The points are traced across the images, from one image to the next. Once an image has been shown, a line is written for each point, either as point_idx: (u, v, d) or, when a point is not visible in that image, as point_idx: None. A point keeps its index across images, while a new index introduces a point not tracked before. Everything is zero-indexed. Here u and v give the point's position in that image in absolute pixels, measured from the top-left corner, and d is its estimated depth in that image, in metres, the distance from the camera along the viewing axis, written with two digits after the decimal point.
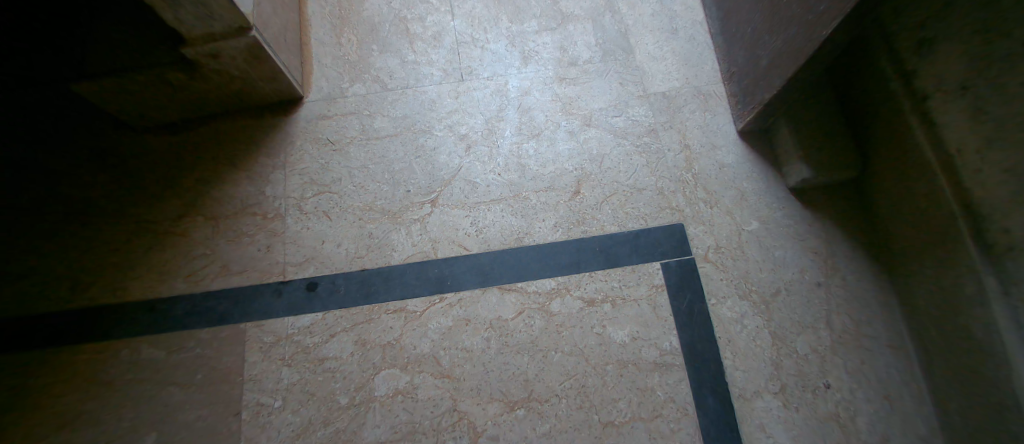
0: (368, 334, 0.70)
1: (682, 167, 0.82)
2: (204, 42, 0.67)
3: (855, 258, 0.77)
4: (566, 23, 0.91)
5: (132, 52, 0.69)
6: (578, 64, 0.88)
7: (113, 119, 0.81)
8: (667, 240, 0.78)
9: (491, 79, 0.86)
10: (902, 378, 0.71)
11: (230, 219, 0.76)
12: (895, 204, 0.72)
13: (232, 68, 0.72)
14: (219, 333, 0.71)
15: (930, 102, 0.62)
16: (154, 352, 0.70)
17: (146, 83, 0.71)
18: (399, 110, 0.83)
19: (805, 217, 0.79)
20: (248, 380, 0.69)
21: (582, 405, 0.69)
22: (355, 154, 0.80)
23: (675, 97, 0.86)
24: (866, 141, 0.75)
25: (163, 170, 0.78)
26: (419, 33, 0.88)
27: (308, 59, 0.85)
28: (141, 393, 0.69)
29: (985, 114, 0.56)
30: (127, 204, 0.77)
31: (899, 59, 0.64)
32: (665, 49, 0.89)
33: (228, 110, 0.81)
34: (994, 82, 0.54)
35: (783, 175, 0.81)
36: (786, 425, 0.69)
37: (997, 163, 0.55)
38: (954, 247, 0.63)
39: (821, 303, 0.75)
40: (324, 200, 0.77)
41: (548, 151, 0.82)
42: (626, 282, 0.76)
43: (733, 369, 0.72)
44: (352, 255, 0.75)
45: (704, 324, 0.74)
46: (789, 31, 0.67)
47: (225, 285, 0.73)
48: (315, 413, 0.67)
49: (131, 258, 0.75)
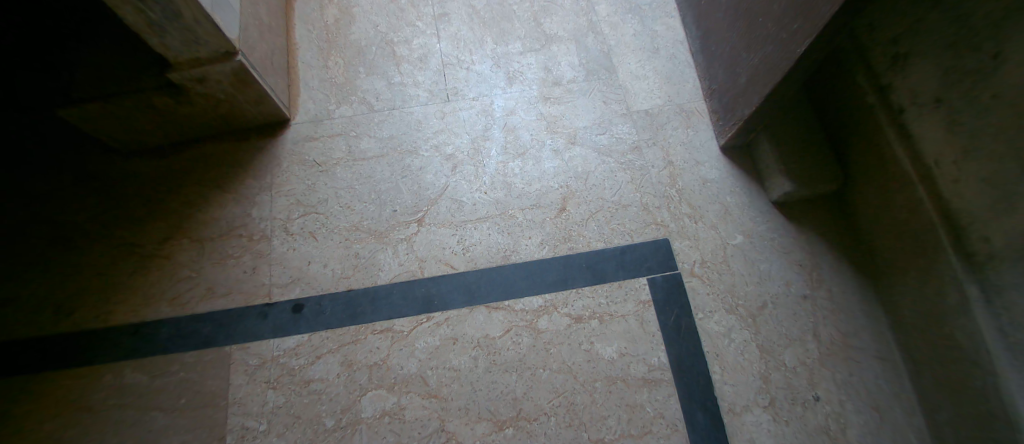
0: (355, 355, 0.70)
1: (667, 183, 0.83)
2: (190, 67, 0.68)
3: (839, 270, 0.78)
4: (549, 44, 0.93)
5: (119, 78, 0.71)
6: (562, 83, 0.90)
7: (101, 143, 0.81)
8: (652, 255, 0.79)
9: (476, 99, 0.87)
10: (890, 389, 0.72)
11: (216, 241, 0.76)
12: (877, 216, 0.73)
13: (219, 92, 0.73)
14: (204, 356, 0.70)
15: (906, 115, 0.63)
16: (138, 377, 0.70)
17: (132, 107, 0.72)
18: (385, 131, 0.84)
19: (788, 230, 0.80)
20: (233, 404, 0.68)
21: (571, 423, 0.69)
22: (342, 175, 0.81)
23: (657, 114, 0.88)
24: (845, 155, 0.76)
25: (149, 193, 0.79)
26: (405, 56, 0.90)
27: (295, 82, 0.87)
28: (123, 419, 0.68)
29: (959, 126, 0.57)
30: (113, 227, 0.77)
31: (873, 74, 0.66)
32: (647, 68, 0.91)
33: (216, 133, 0.82)
34: (965, 94, 0.55)
35: (767, 189, 0.82)
36: (776, 440, 0.69)
37: (974, 172, 0.57)
38: (935, 256, 0.63)
39: (807, 316, 0.76)
40: (311, 221, 0.78)
41: (533, 169, 0.83)
42: (613, 298, 0.76)
43: (722, 383, 0.72)
44: (339, 275, 0.75)
45: (691, 338, 0.74)
46: (766, 49, 0.69)
47: (210, 307, 0.73)
48: (301, 436, 0.66)
49: (116, 282, 0.75)
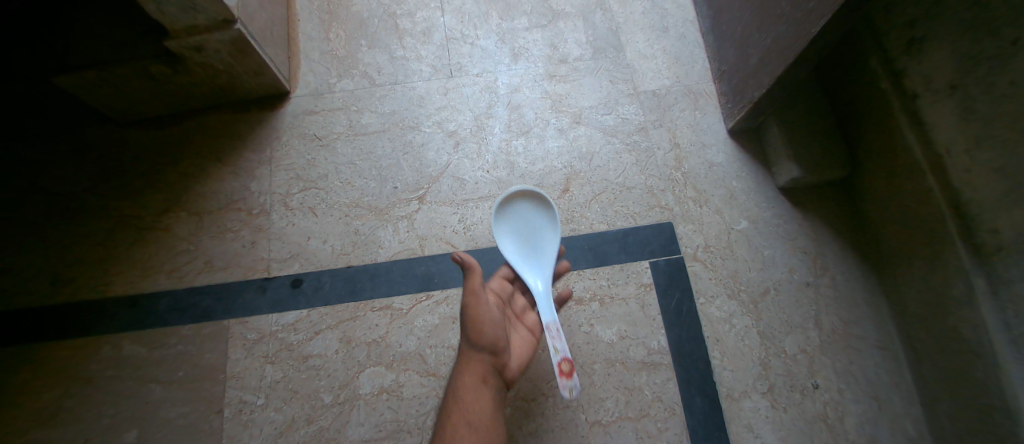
0: (353, 332, 0.70)
1: (672, 166, 0.82)
2: (187, 35, 0.66)
3: (845, 258, 0.77)
4: (556, 20, 0.90)
5: (112, 44, 0.69)
6: (568, 61, 0.87)
7: (97, 113, 0.80)
8: (655, 238, 0.78)
9: (480, 76, 0.85)
10: (891, 378, 0.71)
11: (214, 214, 0.75)
12: (885, 204, 0.72)
13: (216, 61, 0.71)
14: (202, 329, 0.70)
15: (919, 101, 0.61)
16: (135, 348, 0.69)
17: (128, 76, 0.70)
18: (387, 106, 0.82)
19: (794, 216, 0.79)
20: (231, 377, 0.68)
21: (569, 404, 0.69)
22: (342, 150, 0.79)
23: (665, 96, 0.86)
24: (854, 141, 0.74)
25: (147, 165, 0.77)
26: (408, 29, 0.88)
27: (295, 54, 0.84)
28: (121, 390, 0.67)
29: (974, 113, 0.55)
30: (109, 199, 0.76)
31: (887, 59, 0.64)
32: (656, 47, 0.89)
33: (213, 104, 0.80)
34: (982, 81, 0.53)
35: (774, 175, 0.80)
36: (774, 425, 0.69)
37: (986, 162, 0.55)
38: (943, 246, 0.62)
39: (810, 303, 0.75)
40: (310, 196, 0.76)
41: (537, 148, 0.81)
42: (614, 280, 0.75)
43: (722, 369, 0.72)
44: (338, 252, 0.74)
45: (692, 323, 0.74)
46: (780, 29, 0.67)
47: (209, 281, 0.73)
48: (299, 410, 0.66)
49: (112, 254, 0.74)
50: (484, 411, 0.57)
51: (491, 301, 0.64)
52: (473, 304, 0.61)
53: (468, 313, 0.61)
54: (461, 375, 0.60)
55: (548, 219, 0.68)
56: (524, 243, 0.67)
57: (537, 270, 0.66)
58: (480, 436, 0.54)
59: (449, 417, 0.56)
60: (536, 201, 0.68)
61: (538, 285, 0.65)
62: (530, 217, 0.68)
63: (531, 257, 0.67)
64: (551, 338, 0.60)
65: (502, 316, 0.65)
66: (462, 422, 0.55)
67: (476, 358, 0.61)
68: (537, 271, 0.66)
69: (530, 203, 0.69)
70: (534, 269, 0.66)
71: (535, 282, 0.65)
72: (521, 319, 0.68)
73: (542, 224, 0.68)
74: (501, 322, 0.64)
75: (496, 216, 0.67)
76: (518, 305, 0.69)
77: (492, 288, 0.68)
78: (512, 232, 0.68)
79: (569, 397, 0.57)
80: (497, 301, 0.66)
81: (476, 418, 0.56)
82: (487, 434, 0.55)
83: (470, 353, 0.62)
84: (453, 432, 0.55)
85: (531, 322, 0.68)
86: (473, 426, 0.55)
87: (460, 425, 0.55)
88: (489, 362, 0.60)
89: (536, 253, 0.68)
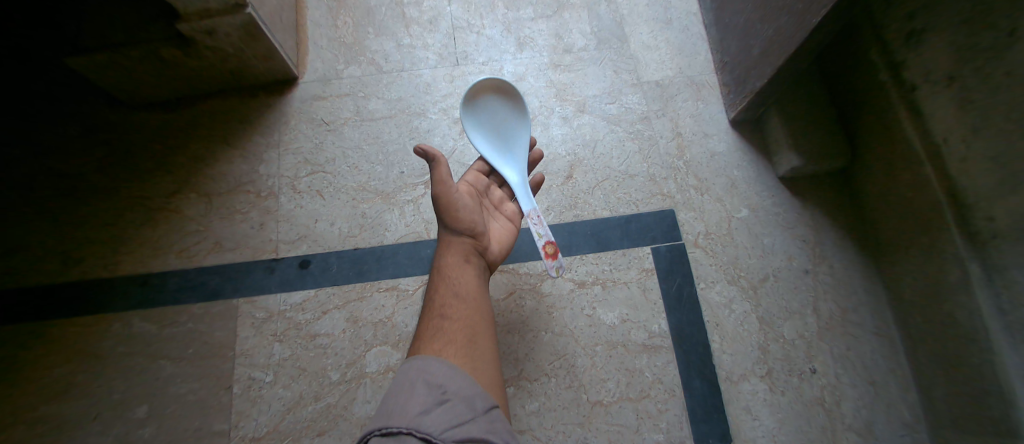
0: (360, 312, 0.71)
1: (674, 154, 0.83)
2: (200, 18, 0.67)
3: (843, 246, 0.78)
4: (561, 10, 0.92)
5: (126, 28, 0.70)
6: (573, 51, 0.89)
7: (109, 96, 0.81)
8: (657, 225, 0.79)
9: (486, 64, 0.86)
10: (887, 363, 0.72)
11: (223, 197, 0.77)
12: (883, 192, 0.73)
13: (227, 45, 0.73)
14: (211, 308, 0.71)
15: (918, 92, 0.62)
16: (146, 326, 0.71)
17: (141, 59, 0.71)
18: (394, 93, 0.84)
19: (794, 205, 0.81)
20: (239, 355, 0.69)
21: (571, 385, 0.70)
22: (350, 135, 0.80)
23: (668, 86, 0.87)
24: (853, 131, 0.76)
25: (158, 147, 0.79)
26: (415, 18, 0.89)
27: (304, 41, 0.86)
28: (131, 367, 0.69)
29: (970, 104, 0.56)
30: (120, 180, 0.77)
31: (887, 51, 0.65)
32: (659, 38, 0.90)
33: (223, 89, 0.82)
34: (978, 72, 0.54)
35: (775, 164, 0.82)
36: (772, 408, 0.70)
37: (981, 152, 0.56)
38: (939, 234, 0.63)
39: (808, 289, 0.76)
40: (318, 180, 0.78)
41: (542, 135, 0.83)
42: (616, 265, 0.77)
43: (721, 352, 0.73)
44: (345, 234, 0.75)
45: (693, 308, 0.75)
46: (780, 19, 0.68)
47: (218, 261, 0.74)
48: (306, 388, 0.67)
49: (123, 234, 0.75)
50: (471, 288, 0.56)
51: (465, 190, 0.61)
52: (446, 193, 0.58)
53: (441, 200, 0.58)
54: (442, 258, 0.59)
55: (514, 112, 0.69)
56: (494, 136, 0.68)
57: (511, 162, 0.67)
58: (469, 310, 0.55)
59: (435, 295, 0.56)
60: (500, 94, 0.69)
61: (512, 175, 0.66)
62: (497, 112, 0.69)
63: (503, 151, 0.68)
64: (534, 224, 0.62)
65: (478, 203, 0.63)
66: (449, 298, 0.55)
67: (456, 242, 0.59)
68: (511, 163, 0.67)
69: (496, 97, 0.69)
70: (507, 162, 0.67)
71: (510, 172, 0.66)
72: (499, 208, 0.66)
73: (509, 118, 0.69)
74: (478, 208, 0.62)
75: (464, 109, 0.67)
76: (494, 195, 0.67)
77: (467, 180, 0.65)
78: (480, 126, 0.68)
79: (554, 274, 0.61)
80: (472, 190, 0.63)
81: (463, 294, 0.56)
82: (477, 308, 0.55)
83: (449, 237, 0.60)
84: (441, 308, 0.54)
85: (510, 211, 0.66)
86: (461, 301, 0.55)
87: (448, 301, 0.55)
88: (470, 244, 0.59)
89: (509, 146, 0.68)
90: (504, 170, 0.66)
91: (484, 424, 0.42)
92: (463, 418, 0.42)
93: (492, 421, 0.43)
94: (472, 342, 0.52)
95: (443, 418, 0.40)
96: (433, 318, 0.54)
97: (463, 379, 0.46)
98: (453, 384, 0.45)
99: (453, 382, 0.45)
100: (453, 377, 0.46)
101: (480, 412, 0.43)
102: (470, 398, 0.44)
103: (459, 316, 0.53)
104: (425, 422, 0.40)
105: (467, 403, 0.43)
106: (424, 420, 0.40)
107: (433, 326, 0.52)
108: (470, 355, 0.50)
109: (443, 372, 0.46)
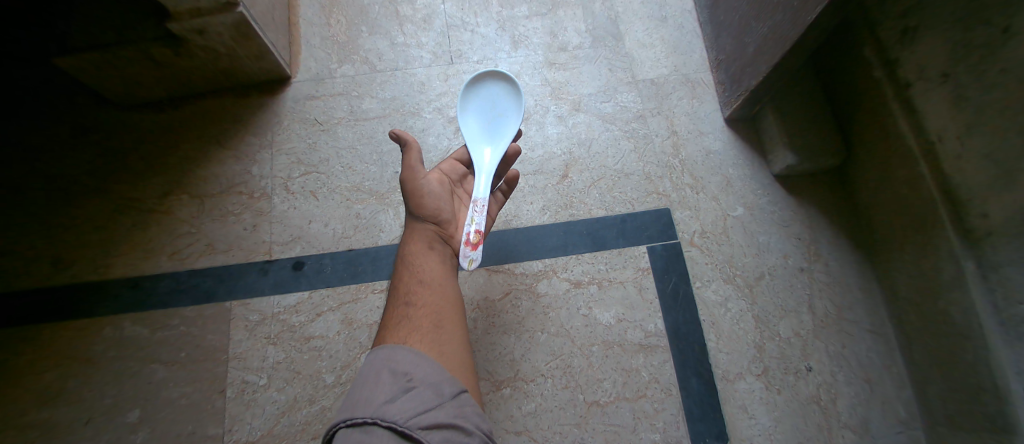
0: (355, 313, 0.70)
1: (670, 153, 0.83)
2: (190, 18, 0.66)
3: (838, 244, 0.79)
4: (556, 9, 0.91)
5: (114, 27, 0.69)
6: (568, 49, 0.88)
7: (99, 96, 0.80)
8: (653, 224, 0.79)
9: (480, 63, 0.86)
10: (882, 361, 0.73)
11: (216, 198, 0.76)
12: (877, 191, 0.73)
13: (218, 45, 0.72)
14: (204, 311, 0.71)
15: (912, 90, 0.62)
16: (137, 330, 0.70)
17: (130, 59, 0.70)
18: (388, 92, 0.83)
19: (789, 203, 0.81)
20: (233, 358, 0.68)
21: (568, 385, 0.70)
22: (343, 135, 0.80)
23: (663, 84, 0.87)
24: (848, 128, 0.75)
25: (148, 148, 0.78)
26: (409, 16, 0.88)
27: (296, 40, 0.85)
28: (123, 370, 0.68)
29: (965, 101, 0.56)
30: (110, 181, 0.76)
31: (881, 48, 0.64)
32: (654, 36, 0.90)
33: (215, 88, 0.81)
34: (973, 69, 0.54)
35: (770, 162, 0.82)
36: (768, 406, 0.70)
37: (975, 149, 0.56)
38: (935, 232, 0.63)
39: (804, 287, 0.76)
40: (311, 181, 0.77)
41: (537, 134, 0.83)
42: (612, 264, 0.76)
43: (717, 351, 0.73)
44: (340, 235, 0.75)
45: (689, 307, 0.75)
46: (775, 18, 0.67)
47: (210, 263, 0.73)
48: (300, 391, 0.67)
49: (114, 236, 0.74)
50: (436, 274, 0.56)
51: (434, 176, 0.61)
52: (413, 178, 0.59)
53: (407, 185, 0.59)
54: (407, 246, 0.58)
55: (516, 106, 0.68)
56: (487, 125, 0.68)
57: (490, 149, 0.65)
58: (435, 296, 0.54)
59: (400, 284, 0.55)
60: (509, 87, 0.69)
61: (487, 161, 0.64)
62: (501, 105, 0.69)
63: (489, 139, 0.66)
64: (475, 210, 0.59)
65: (450, 191, 0.62)
66: (414, 286, 0.54)
67: (421, 229, 0.59)
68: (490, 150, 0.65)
69: (504, 90, 0.69)
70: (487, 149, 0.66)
71: (487, 158, 0.64)
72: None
73: (509, 112, 0.68)
74: (448, 195, 0.61)
75: (467, 90, 0.69)
76: (467, 183, 0.65)
77: (441, 167, 0.64)
78: (479, 113, 0.69)
79: (465, 265, 0.57)
80: (445, 177, 0.63)
81: (429, 280, 0.55)
82: (443, 293, 0.55)
83: (415, 225, 0.60)
84: (406, 295, 0.54)
85: None
86: (426, 288, 0.54)
87: (412, 288, 0.54)
88: (435, 231, 0.59)
89: (495, 136, 0.67)
90: (482, 158, 0.64)
91: (452, 410, 0.42)
92: (428, 405, 0.40)
93: (460, 406, 0.43)
94: (439, 327, 0.51)
95: (409, 406, 0.39)
96: (398, 306, 0.53)
97: (430, 365, 0.45)
98: (419, 371, 0.44)
99: (419, 369, 0.44)
100: (420, 364, 0.45)
101: (447, 398, 0.42)
102: (437, 385, 0.43)
103: (424, 302, 0.53)
104: (390, 411, 0.38)
105: (433, 390, 0.42)
106: (388, 408, 0.39)
107: (398, 314, 0.52)
108: (437, 341, 0.50)
109: (408, 359, 0.45)
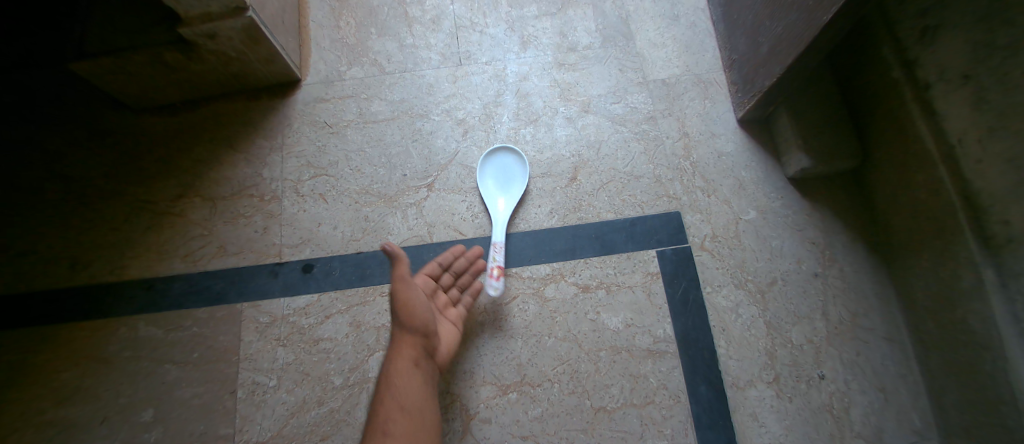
0: (363, 316, 0.71)
1: (681, 155, 0.82)
2: (201, 22, 0.67)
3: (854, 249, 0.77)
4: (566, 8, 0.90)
5: (127, 32, 0.69)
6: (577, 49, 0.87)
7: (115, 99, 0.81)
8: (663, 227, 0.78)
9: (489, 64, 0.85)
10: (898, 370, 0.71)
11: (227, 200, 0.77)
12: (894, 196, 0.71)
13: (229, 49, 0.72)
14: (215, 313, 0.72)
15: (931, 91, 0.60)
16: (151, 330, 0.71)
17: (143, 63, 0.71)
18: (397, 94, 0.83)
19: (804, 207, 0.79)
20: (244, 360, 0.69)
21: (574, 390, 0.69)
22: (352, 138, 0.80)
23: (674, 84, 0.85)
24: (866, 130, 0.73)
25: (162, 151, 0.79)
26: (417, 17, 0.88)
27: (306, 42, 0.85)
28: (138, 370, 0.69)
29: (986, 104, 0.53)
30: (124, 185, 0.78)
31: (900, 48, 0.62)
32: (666, 36, 0.88)
33: (227, 91, 0.81)
34: (995, 71, 0.52)
35: (784, 165, 0.80)
36: (779, 415, 0.69)
37: (997, 154, 0.54)
38: (953, 239, 0.61)
39: (818, 294, 0.75)
40: (321, 183, 0.77)
41: (545, 136, 0.82)
42: (621, 269, 0.76)
43: (727, 358, 0.72)
44: (348, 238, 0.75)
45: (699, 312, 0.74)
46: (789, 17, 0.66)
47: (222, 265, 0.74)
48: (309, 392, 0.68)
49: (129, 239, 0.75)
50: (415, 398, 0.56)
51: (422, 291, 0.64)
52: (403, 292, 0.61)
53: (399, 298, 0.61)
54: (391, 364, 0.59)
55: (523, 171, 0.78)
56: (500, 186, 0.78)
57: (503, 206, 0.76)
58: (412, 420, 0.55)
59: (380, 408, 0.55)
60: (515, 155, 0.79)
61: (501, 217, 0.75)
62: (506, 156, 0.79)
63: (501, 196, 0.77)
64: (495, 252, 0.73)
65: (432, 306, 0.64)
66: (393, 410, 0.54)
67: (407, 346, 0.60)
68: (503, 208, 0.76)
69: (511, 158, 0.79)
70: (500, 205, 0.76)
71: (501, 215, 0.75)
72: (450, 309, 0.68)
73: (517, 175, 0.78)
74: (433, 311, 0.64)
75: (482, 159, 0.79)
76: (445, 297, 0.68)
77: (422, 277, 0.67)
78: (493, 176, 0.78)
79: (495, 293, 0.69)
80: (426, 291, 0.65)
81: (408, 406, 0.55)
82: (421, 418, 0.55)
83: (400, 342, 0.60)
84: (385, 422, 0.54)
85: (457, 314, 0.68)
86: (404, 413, 0.55)
87: (392, 414, 0.54)
88: (420, 349, 0.60)
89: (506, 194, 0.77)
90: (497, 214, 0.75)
91: None
92: None
93: None
94: None
95: None
96: (376, 433, 0.53)
97: None
98: None
99: None
100: None
101: None
102: None
103: (401, 429, 0.53)
104: None
105: None
106: None
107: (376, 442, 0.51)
108: None
109: None
